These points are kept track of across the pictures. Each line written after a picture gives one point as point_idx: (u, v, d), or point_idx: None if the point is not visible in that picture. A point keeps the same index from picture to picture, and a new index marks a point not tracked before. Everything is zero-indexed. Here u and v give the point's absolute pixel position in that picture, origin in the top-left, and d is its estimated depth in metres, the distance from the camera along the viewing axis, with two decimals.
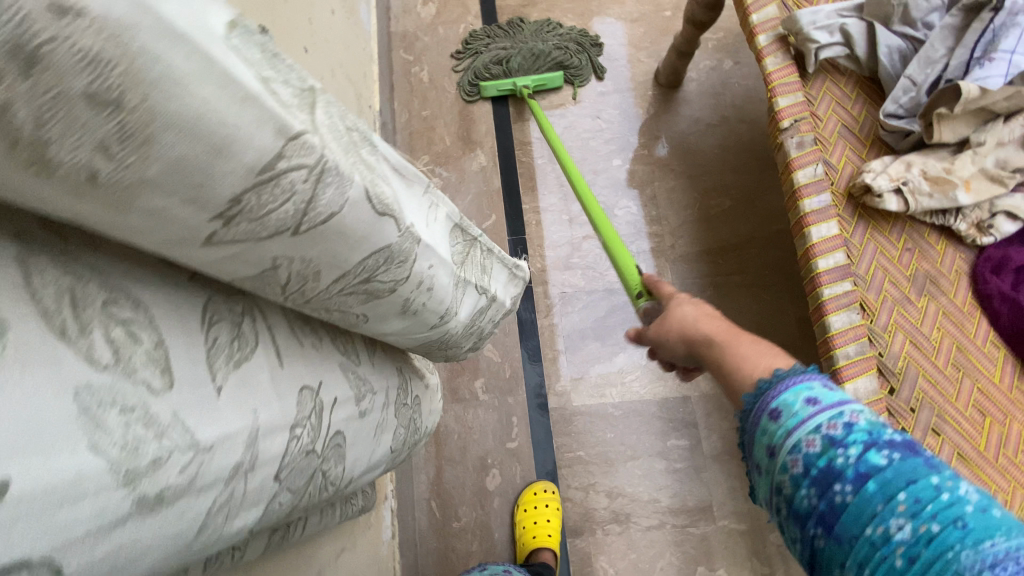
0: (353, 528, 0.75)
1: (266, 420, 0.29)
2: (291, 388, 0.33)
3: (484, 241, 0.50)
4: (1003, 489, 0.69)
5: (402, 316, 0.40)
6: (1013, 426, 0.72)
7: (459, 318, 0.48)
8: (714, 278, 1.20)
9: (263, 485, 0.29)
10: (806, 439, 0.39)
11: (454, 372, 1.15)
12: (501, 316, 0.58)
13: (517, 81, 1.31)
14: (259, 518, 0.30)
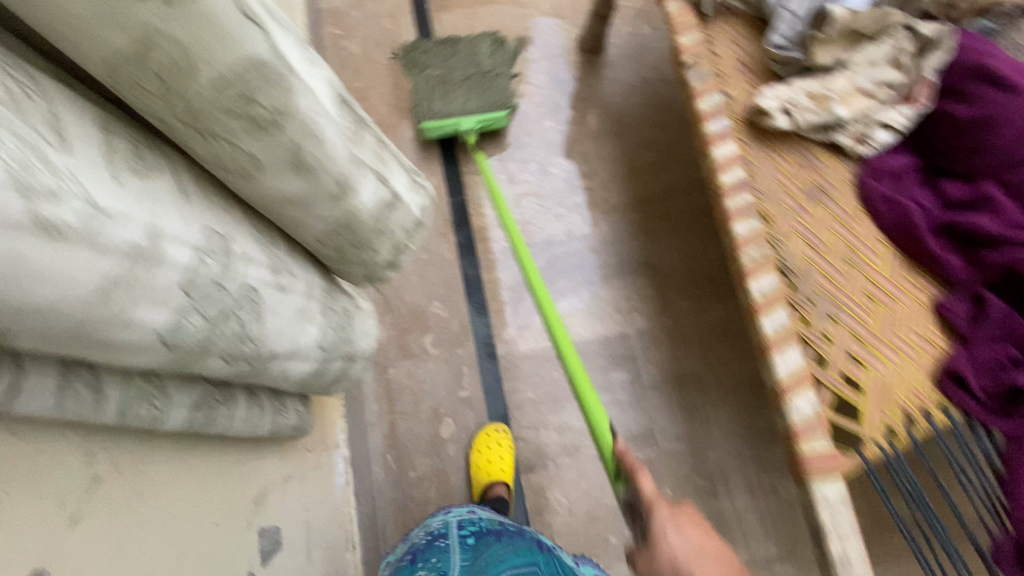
0: (302, 462, 0.75)
1: (176, 231, 0.30)
2: (198, 222, 0.33)
3: (385, 137, 0.48)
4: (894, 364, 0.77)
5: (294, 171, 0.37)
6: (901, 309, 0.79)
7: (363, 200, 0.44)
8: (646, 225, 1.26)
9: (168, 287, 0.30)
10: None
11: (402, 330, 1.17)
12: (413, 228, 0.54)
13: (459, 123, 1.24)
14: (171, 328, 0.31)
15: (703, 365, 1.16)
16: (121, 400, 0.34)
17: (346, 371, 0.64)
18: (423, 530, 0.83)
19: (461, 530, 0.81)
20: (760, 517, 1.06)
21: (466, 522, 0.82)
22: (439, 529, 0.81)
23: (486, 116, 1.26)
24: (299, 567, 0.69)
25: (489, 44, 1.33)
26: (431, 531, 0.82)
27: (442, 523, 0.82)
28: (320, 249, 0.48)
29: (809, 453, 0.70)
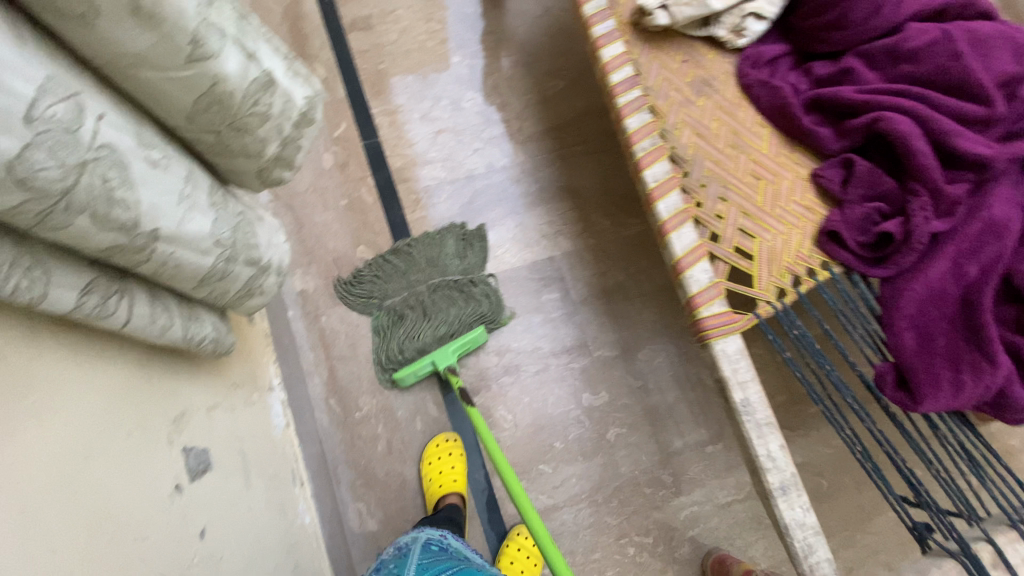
0: (230, 393, 0.75)
1: (10, 62, 0.31)
2: (37, 63, 0.33)
3: (248, 12, 0.50)
4: (779, 232, 0.83)
5: (140, 20, 0.37)
6: (783, 182, 0.86)
7: (229, 70, 0.46)
8: (562, 150, 1.29)
9: (10, 115, 0.31)
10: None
11: (330, 278, 1.16)
12: (298, 117, 0.58)
13: (434, 360, 1.08)
14: (19, 164, 0.32)
15: (628, 276, 1.22)
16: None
17: (256, 281, 0.65)
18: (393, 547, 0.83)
19: (427, 540, 0.82)
20: (690, 406, 1.14)
21: (434, 541, 0.82)
22: (405, 543, 0.81)
23: (460, 338, 1.11)
24: (239, 489, 0.69)
25: (456, 241, 1.20)
26: (398, 548, 0.82)
27: (408, 539, 0.82)
28: (196, 131, 0.49)
29: (707, 316, 0.76)
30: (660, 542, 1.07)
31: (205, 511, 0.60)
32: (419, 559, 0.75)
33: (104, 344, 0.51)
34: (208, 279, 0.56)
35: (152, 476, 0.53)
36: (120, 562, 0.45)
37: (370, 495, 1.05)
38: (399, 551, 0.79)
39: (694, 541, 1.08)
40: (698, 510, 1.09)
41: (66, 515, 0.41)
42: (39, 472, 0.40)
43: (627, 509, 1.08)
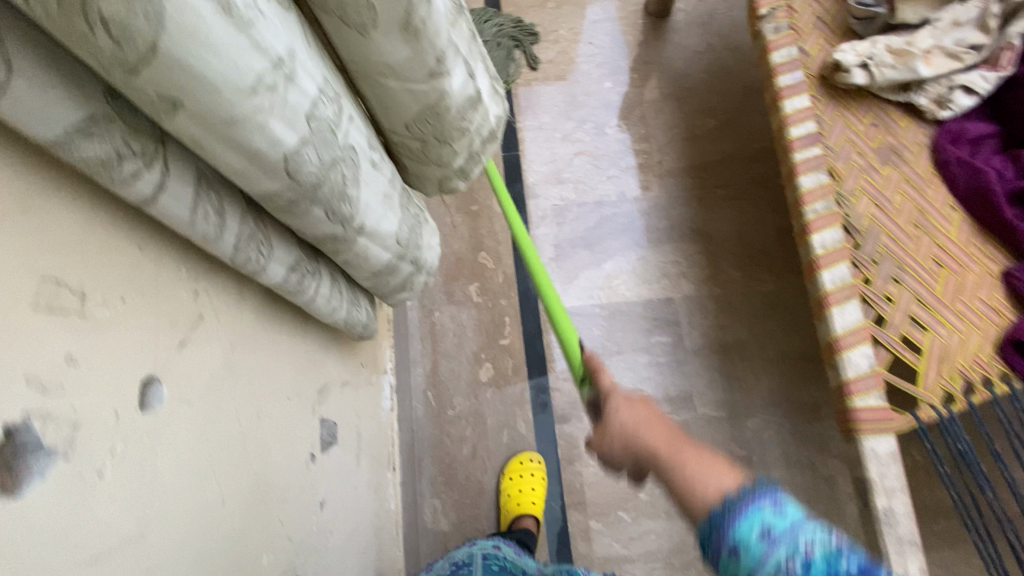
0: (357, 372, 0.79)
1: (306, 64, 0.33)
2: (318, 66, 0.36)
3: (476, 35, 0.52)
4: (957, 329, 0.74)
5: (404, 37, 0.40)
6: (969, 275, 0.77)
7: (453, 87, 0.48)
8: (700, 191, 1.24)
9: (297, 113, 0.33)
10: (775, 566, 0.48)
11: (449, 277, 1.20)
12: (487, 134, 0.59)
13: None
14: (292, 158, 0.34)
15: (748, 334, 1.15)
16: (237, 236, 0.38)
17: (410, 278, 0.67)
18: (450, 559, 0.83)
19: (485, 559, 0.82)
20: (795, 489, 1.04)
21: (491, 558, 0.83)
22: (464, 560, 0.81)
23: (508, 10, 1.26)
24: (350, 467, 0.73)
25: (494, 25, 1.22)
26: (455, 560, 0.82)
27: (466, 554, 0.83)
28: (406, 138, 0.52)
29: (860, 406, 0.69)
30: None
31: (325, 484, 0.63)
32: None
33: (285, 314, 0.55)
34: (379, 272, 0.59)
35: (296, 443, 0.56)
36: (266, 520, 0.48)
37: (447, 495, 1.07)
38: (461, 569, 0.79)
39: None
40: None
41: (236, 474, 0.44)
42: (228, 424, 0.44)
43: None
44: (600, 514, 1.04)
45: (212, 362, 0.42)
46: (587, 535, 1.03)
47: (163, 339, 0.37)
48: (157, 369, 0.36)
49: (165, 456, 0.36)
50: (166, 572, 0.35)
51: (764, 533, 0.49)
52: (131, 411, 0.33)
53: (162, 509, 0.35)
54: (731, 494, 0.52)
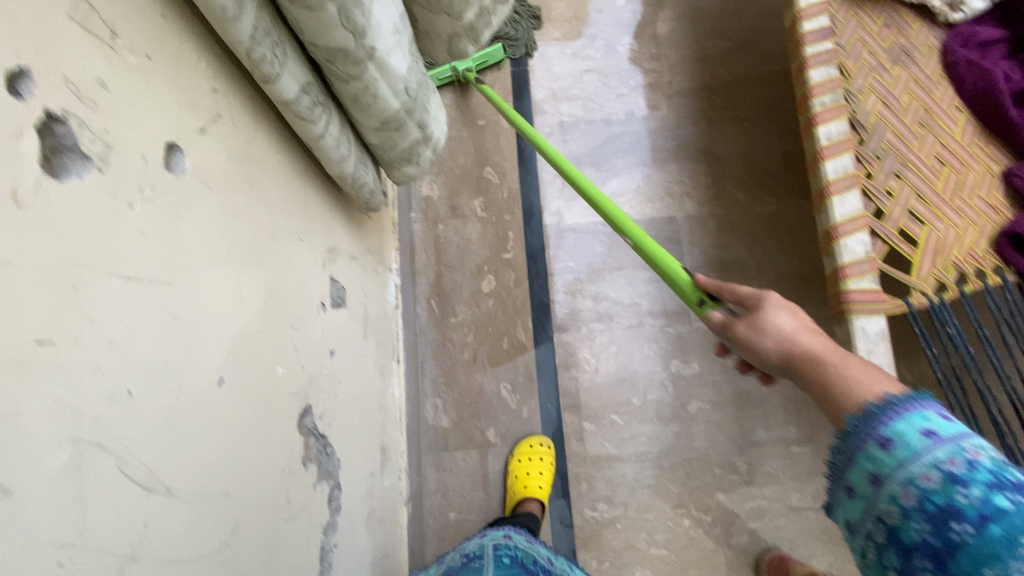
0: (363, 254, 0.81)
1: None
2: None
3: None
4: (954, 224, 0.75)
5: None
6: (971, 173, 0.78)
7: None
8: (708, 113, 1.24)
9: None
10: (920, 473, 0.42)
11: (454, 191, 1.20)
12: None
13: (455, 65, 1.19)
14: None
15: (748, 254, 1.16)
16: (253, 25, 0.40)
17: (417, 148, 0.68)
18: (461, 551, 0.84)
19: (496, 551, 0.83)
20: (784, 401, 1.08)
21: (501, 550, 0.83)
22: (476, 552, 0.82)
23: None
24: (357, 337, 0.76)
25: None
26: (467, 553, 0.83)
27: (477, 545, 0.84)
28: None
29: (854, 289, 0.71)
30: (718, 524, 1.03)
31: (334, 336, 0.65)
32: None
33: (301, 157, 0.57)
34: (388, 125, 0.60)
35: (307, 286, 0.58)
36: (280, 337, 0.50)
37: (449, 394, 1.11)
38: (472, 563, 0.80)
39: (754, 534, 1.02)
40: (767, 505, 1.03)
41: (253, 279, 0.46)
42: (243, 228, 0.45)
43: (691, 483, 1.05)
44: (593, 417, 1.10)
45: (229, 161, 0.44)
46: (580, 435, 1.09)
47: (186, 115, 0.38)
48: (179, 139, 0.37)
49: (190, 222, 0.38)
50: (194, 323, 0.37)
51: (926, 434, 0.42)
52: (158, 165, 0.35)
53: (189, 266, 0.37)
54: (887, 393, 0.45)
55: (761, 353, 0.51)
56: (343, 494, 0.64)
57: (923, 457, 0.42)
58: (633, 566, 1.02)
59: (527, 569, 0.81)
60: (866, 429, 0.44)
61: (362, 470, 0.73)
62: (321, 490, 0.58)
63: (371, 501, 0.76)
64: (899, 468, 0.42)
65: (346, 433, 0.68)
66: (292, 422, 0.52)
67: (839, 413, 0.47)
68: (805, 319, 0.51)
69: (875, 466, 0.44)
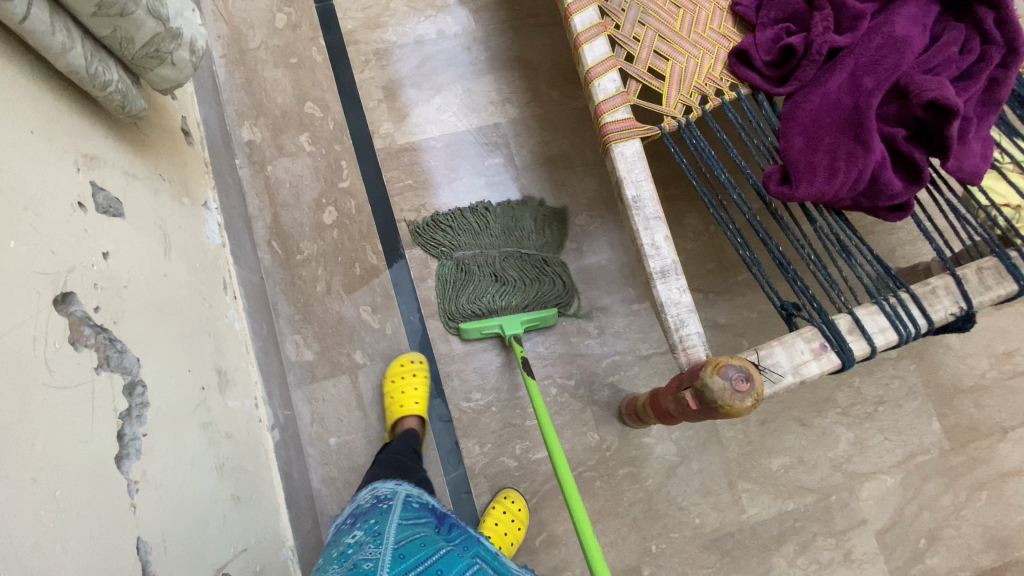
0: (154, 178, 0.80)
1: None
2: None
3: None
4: (693, 55, 0.85)
5: None
6: (702, 10, 0.87)
7: None
8: (515, 22, 1.30)
9: None
10: None
11: (277, 131, 1.19)
12: None
13: (502, 323, 1.07)
14: None
15: (571, 145, 1.25)
16: None
17: (163, 43, 0.68)
18: (372, 495, 0.85)
19: (406, 497, 0.83)
20: (621, 268, 1.18)
21: (413, 498, 0.83)
22: (387, 495, 0.83)
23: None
24: (154, 253, 0.74)
25: (535, 219, 1.18)
26: (378, 495, 0.84)
27: (390, 490, 0.84)
28: None
29: (611, 122, 0.80)
30: (581, 387, 1.12)
31: (109, 239, 0.65)
32: (400, 518, 0.78)
33: (9, 44, 0.55)
34: (108, 9, 0.60)
35: (52, 179, 0.58)
36: (9, 214, 0.50)
37: (308, 328, 1.11)
38: (382, 504, 0.81)
39: (614, 388, 1.12)
40: (621, 360, 1.13)
41: None
42: None
43: (552, 356, 1.13)
44: (454, 319, 1.15)
45: None
46: (444, 337, 1.14)
47: None
48: None
49: None
50: None
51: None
52: None
53: None
54: None
55: None
56: (151, 392, 0.64)
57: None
58: (511, 441, 1.09)
59: (436, 515, 0.82)
60: None
61: (187, 381, 0.73)
62: (111, 378, 0.58)
63: (206, 413, 0.76)
64: None
65: (149, 338, 0.67)
66: (45, 300, 0.51)
67: None
68: None
69: None
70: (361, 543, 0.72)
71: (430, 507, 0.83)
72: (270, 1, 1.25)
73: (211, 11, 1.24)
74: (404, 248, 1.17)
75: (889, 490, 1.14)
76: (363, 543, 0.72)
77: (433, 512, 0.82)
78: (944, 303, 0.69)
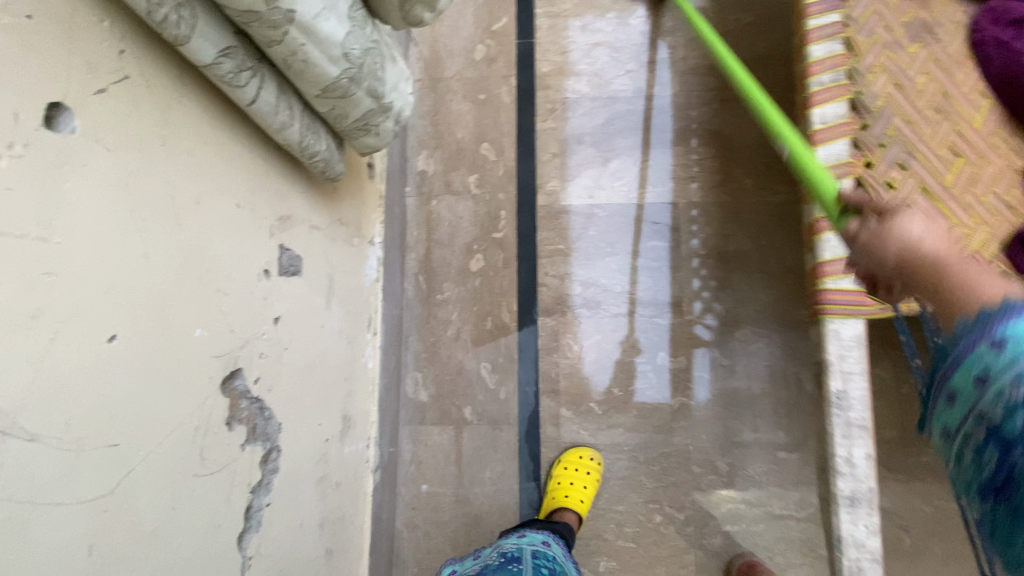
0: (334, 225, 0.82)
1: None
2: None
3: None
4: (961, 224, 0.67)
5: None
6: (988, 167, 0.69)
7: None
8: (724, 93, 1.15)
9: None
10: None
11: (449, 166, 1.18)
12: None
13: None
14: None
15: (752, 247, 1.09)
16: None
17: (374, 117, 0.67)
18: (499, 550, 0.85)
19: (534, 559, 0.82)
20: (775, 405, 1.02)
21: (540, 558, 0.82)
22: (514, 554, 0.82)
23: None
24: (316, 305, 0.76)
25: None
26: (505, 553, 0.83)
27: (515, 547, 0.84)
28: None
29: (832, 288, 0.65)
30: (690, 523, 1.00)
31: (282, 303, 0.67)
32: None
33: (233, 121, 0.57)
34: (331, 92, 0.59)
35: (247, 251, 0.60)
36: (203, 300, 0.52)
37: (429, 370, 1.12)
38: (511, 565, 0.80)
39: (729, 538, 0.98)
40: (744, 509, 0.99)
41: (163, 239, 0.47)
42: (155, 189, 0.46)
43: (666, 478, 1.02)
44: (572, 404, 1.08)
45: (138, 123, 0.45)
46: (555, 420, 1.08)
47: (78, 77, 0.39)
48: (69, 99, 0.39)
49: (79, 179, 0.39)
50: (73, 278, 0.38)
51: (997, 340, 0.40)
52: (37, 124, 0.36)
53: (74, 221, 0.39)
54: (1005, 297, 0.41)
55: (878, 257, 0.47)
56: (283, 457, 0.66)
57: (1011, 370, 0.39)
58: (597, 555, 1.01)
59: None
60: (981, 331, 0.41)
61: (315, 435, 0.75)
62: (253, 450, 0.60)
63: (324, 467, 0.78)
64: (1009, 368, 0.39)
65: (293, 400, 0.69)
66: (213, 383, 0.53)
67: (964, 302, 0.43)
68: (940, 227, 0.45)
69: (984, 366, 0.40)
70: None
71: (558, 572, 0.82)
72: (474, 32, 1.24)
73: (419, 34, 1.25)
74: (541, 315, 1.12)
75: None
76: None
77: None
78: None
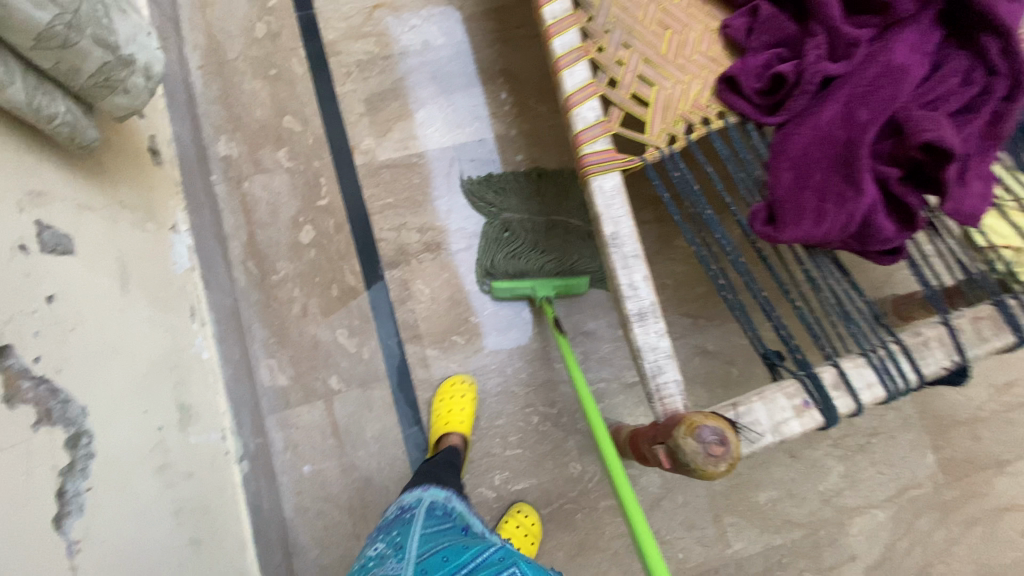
0: (112, 205, 0.77)
1: None
2: None
3: None
4: (679, 81, 0.81)
5: None
6: (691, 33, 0.83)
7: None
8: (503, 31, 1.25)
9: None
10: None
11: (254, 146, 1.15)
12: None
13: None
14: None
15: (558, 162, 1.20)
16: None
17: (114, 70, 0.65)
18: (400, 505, 0.82)
19: (431, 505, 0.80)
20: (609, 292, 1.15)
21: (438, 506, 0.80)
22: (411, 504, 0.80)
23: (564, 278, 1.09)
24: (106, 288, 0.70)
25: None
26: (403, 506, 0.81)
27: (414, 497, 0.81)
28: None
29: (588, 153, 0.76)
30: (564, 414, 1.08)
31: (55, 281, 0.61)
32: (422, 528, 0.74)
33: None
34: (48, 44, 0.57)
35: None
36: None
37: (283, 352, 1.08)
38: (405, 514, 0.78)
39: (598, 416, 1.09)
40: (605, 388, 1.10)
41: None
42: None
43: (534, 382, 1.10)
44: (434, 343, 1.12)
45: None
46: (423, 362, 1.11)
47: None
48: None
49: None
50: None
51: None
52: None
53: None
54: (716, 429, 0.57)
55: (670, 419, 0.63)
56: (100, 441, 0.61)
57: None
58: (490, 471, 1.06)
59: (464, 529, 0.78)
60: None
61: (142, 422, 0.70)
62: (52, 432, 0.55)
63: (163, 455, 0.73)
64: None
65: (100, 384, 0.64)
66: None
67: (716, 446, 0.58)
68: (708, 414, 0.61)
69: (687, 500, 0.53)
70: (383, 556, 0.70)
71: (455, 517, 0.80)
72: (249, 10, 1.21)
73: (189, 19, 1.20)
74: (385, 268, 1.14)
75: (880, 525, 1.11)
76: (385, 556, 0.70)
77: (455, 520, 0.79)
78: (937, 356, 0.65)
